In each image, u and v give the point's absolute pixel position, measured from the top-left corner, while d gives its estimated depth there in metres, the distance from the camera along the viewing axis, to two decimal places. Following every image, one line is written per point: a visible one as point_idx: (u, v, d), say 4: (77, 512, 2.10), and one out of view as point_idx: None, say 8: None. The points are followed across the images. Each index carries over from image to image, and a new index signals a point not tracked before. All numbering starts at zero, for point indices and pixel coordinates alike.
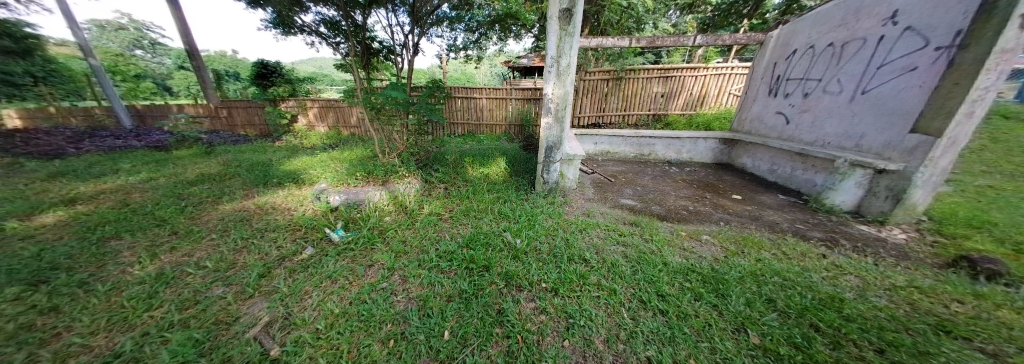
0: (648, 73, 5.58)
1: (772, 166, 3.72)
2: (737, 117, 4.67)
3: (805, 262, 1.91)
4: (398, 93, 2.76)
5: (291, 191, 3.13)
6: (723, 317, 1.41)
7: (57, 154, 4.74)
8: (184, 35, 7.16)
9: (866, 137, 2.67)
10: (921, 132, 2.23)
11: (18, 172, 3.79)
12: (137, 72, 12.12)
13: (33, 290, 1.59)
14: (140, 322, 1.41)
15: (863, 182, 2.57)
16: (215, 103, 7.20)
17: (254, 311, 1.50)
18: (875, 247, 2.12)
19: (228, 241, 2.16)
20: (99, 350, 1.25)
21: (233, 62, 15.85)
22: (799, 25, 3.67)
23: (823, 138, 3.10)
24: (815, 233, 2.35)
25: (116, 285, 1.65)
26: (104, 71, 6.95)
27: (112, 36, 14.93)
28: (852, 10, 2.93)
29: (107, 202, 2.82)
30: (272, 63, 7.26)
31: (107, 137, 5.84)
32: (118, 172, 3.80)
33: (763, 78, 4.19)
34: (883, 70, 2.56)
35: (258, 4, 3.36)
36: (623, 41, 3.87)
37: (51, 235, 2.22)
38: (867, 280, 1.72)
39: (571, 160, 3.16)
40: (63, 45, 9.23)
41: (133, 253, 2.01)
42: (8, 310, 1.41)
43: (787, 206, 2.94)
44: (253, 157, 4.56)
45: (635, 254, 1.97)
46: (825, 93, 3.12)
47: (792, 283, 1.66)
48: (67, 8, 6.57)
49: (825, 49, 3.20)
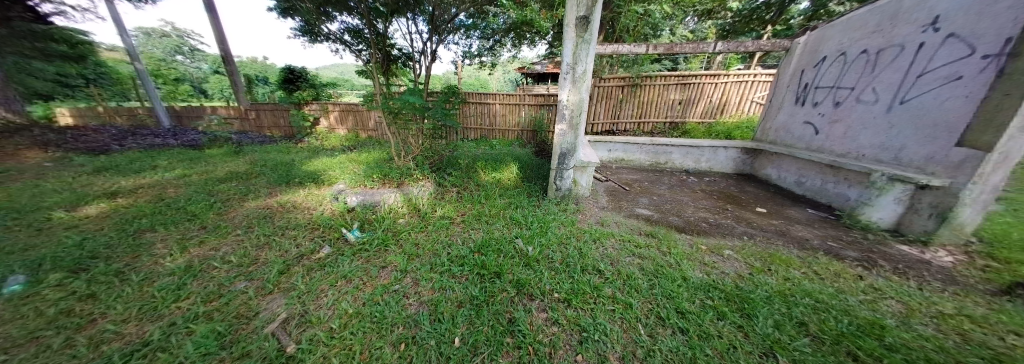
0: (665, 80, 5.47)
1: (800, 178, 3.53)
2: (760, 126, 4.48)
3: (839, 283, 1.78)
4: (415, 98, 2.82)
5: (310, 190, 3.24)
6: (749, 339, 1.34)
7: (103, 150, 5.13)
8: (219, 43, 7.66)
9: (904, 150, 2.51)
10: (968, 145, 2.08)
11: (68, 166, 4.11)
12: (176, 76, 13.16)
13: (73, 278, 1.70)
14: (168, 313, 1.48)
15: (903, 198, 2.38)
16: (245, 106, 7.65)
17: (273, 307, 1.54)
18: (918, 270, 1.95)
19: (252, 237, 2.25)
20: (130, 338, 1.32)
21: (261, 66, 16.80)
22: (828, 31, 3.51)
23: (857, 150, 2.93)
24: (850, 253, 2.19)
25: (148, 275, 1.75)
26: (146, 74, 7.46)
27: (156, 43, 16.22)
28: (887, 16, 2.77)
29: (145, 196, 3.02)
30: (298, 68, 7.70)
31: (148, 135, 6.27)
32: (156, 168, 4.07)
33: (788, 86, 4.02)
34: (924, 79, 2.40)
35: (289, 14, 3.57)
36: (639, 47, 3.79)
37: (93, 225, 2.37)
38: (910, 306, 1.59)
39: (585, 167, 3.11)
40: (111, 50, 10.06)
41: (165, 245, 2.12)
42: (52, 295, 1.53)
43: (817, 221, 2.78)
44: (278, 157, 4.79)
45: (651, 267, 1.90)
46: (859, 102, 2.95)
47: (826, 306, 1.54)
48: (118, 17, 7.20)
49: (857, 56, 3.04)
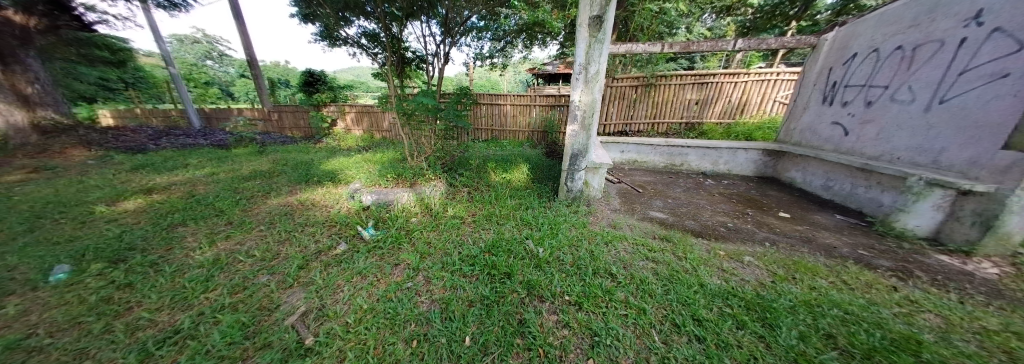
0: (681, 79, 5.33)
1: (827, 182, 3.36)
2: (784, 127, 4.29)
3: (870, 295, 1.68)
4: (427, 99, 2.87)
5: (328, 189, 3.35)
6: (772, 350, 1.28)
7: (140, 149, 5.48)
8: (246, 48, 8.05)
9: (945, 153, 2.35)
10: (1018, 148, 1.92)
11: (109, 164, 4.42)
12: (206, 80, 13.93)
13: (113, 268, 1.83)
14: (197, 303, 1.56)
15: (942, 204, 2.22)
16: (268, 108, 8.00)
17: (293, 300, 1.60)
18: (960, 282, 1.81)
19: (274, 233, 2.35)
20: (162, 325, 1.40)
21: (283, 70, 17.53)
22: (858, 26, 3.32)
23: (891, 152, 2.76)
24: (882, 262, 2.06)
25: (180, 267, 1.86)
26: (179, 79, 7.93)
27: (189, 49, 17.21)
28: (924, 9, 2.61)
29: (177, 193, 3.21)
30: (318, 72, 7.98)
31: (180, 136, 6.66)
32: (187, 166, 4.32)
33: (815, 85, 3.83)
34: (967, 77, 2.24)
35: (309, 19, 3.72)
36: (654, 46, 3.71)
37: (130, 219, 2.54)
38: (950, 321, 1.47)
39: (597, 168, 3.06)
40: (147, 56, 10.75)
41: (195, 239, 2.25)
42: (94, 283, 1.65)
43: (845, 228, 2.63)
44: (298, 157, 4.98)
45: (666, 272, 1.85)
46: (893, 102, 2.78)
47: (856, 318, 1.46)
48: (155, 25, 7.69)
49: (891, 53, 2.87)
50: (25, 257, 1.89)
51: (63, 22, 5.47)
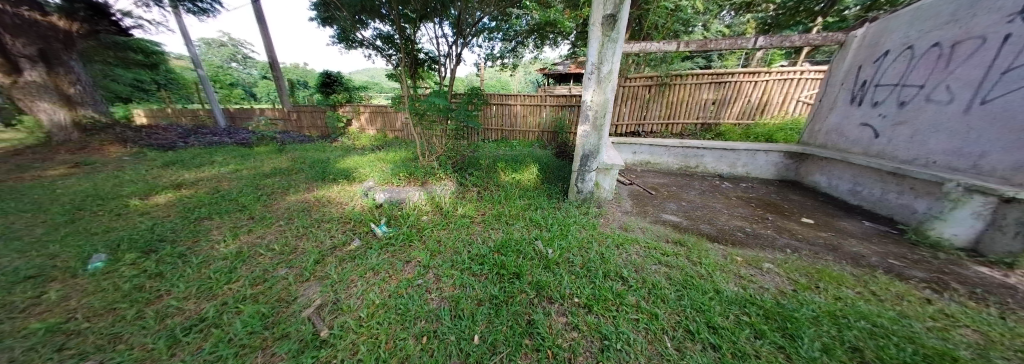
0: (698, 79, 5.18)
1: (854, 187, 3.19)
2: (809, 128, 4.10)
3: (902, 307, 1.58)
4: (439, 99, 2.90)
5: (343, 186, 3.45)
6: (793, 362, 1.22)
7: (170, 147, 5.80)
8: (267, 50, 8.39)
9: (986, 157, 2.19)
10: None
11: (143, 160, 4.70)
12: (231, 81, 14.60)
13: (145, 258, 1.94)
14: (221, 293, 1.64)
15: (983, 212, 2.07)
16: (288, 108, 8.31)
17: (309, 293, 1.65)
18: (1003, 296, 1.68)
19: (292, 228, 2.43)
20: (189, 313, 1.47)
21: (302, 71, 18.17)
22: (892, 22, 3.13)
23: (926, 155, 2.59)
24: (915, 272, 1.94)
25: (206, 259, 1.95)
26: (207, 80, 8.35)
27: (216, 52, 18.09)
28: (965, 4, 2.43)
29: (204, 188, 3.37)
30: (335, 73, 8.23)
31: (206, 134, 7.00)
32: (213, 163, 4.55)
33: (843, 84, 3.64)
34: (1010, 76, 2.08)
35: (327, 22, 3.83)
36: (669, 45, 3.62)
37: (161, 212, 2.69)
38: (992, 337, 1.37)
39: (608, 169, 3.01)
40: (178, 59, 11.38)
41: (220, 232, 2.36)
42: (128, 272, 1.75)
43: (874, 235, 2.49)
44: (315, 155, 5.15)
45: (680, 277, 1.80)
46: (928, 102, 2.61)
47: (885, 331, 1.37)
48: (185, 29, 8.12)
49: (927, 50, 2.69)
50: (67, 246, 2.03)
51: (100, 26, 5.58)
